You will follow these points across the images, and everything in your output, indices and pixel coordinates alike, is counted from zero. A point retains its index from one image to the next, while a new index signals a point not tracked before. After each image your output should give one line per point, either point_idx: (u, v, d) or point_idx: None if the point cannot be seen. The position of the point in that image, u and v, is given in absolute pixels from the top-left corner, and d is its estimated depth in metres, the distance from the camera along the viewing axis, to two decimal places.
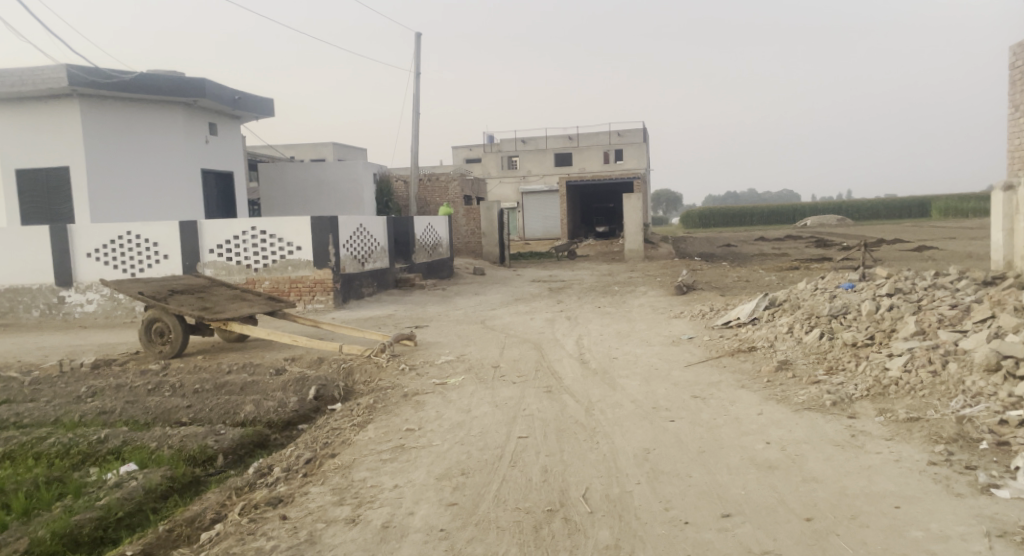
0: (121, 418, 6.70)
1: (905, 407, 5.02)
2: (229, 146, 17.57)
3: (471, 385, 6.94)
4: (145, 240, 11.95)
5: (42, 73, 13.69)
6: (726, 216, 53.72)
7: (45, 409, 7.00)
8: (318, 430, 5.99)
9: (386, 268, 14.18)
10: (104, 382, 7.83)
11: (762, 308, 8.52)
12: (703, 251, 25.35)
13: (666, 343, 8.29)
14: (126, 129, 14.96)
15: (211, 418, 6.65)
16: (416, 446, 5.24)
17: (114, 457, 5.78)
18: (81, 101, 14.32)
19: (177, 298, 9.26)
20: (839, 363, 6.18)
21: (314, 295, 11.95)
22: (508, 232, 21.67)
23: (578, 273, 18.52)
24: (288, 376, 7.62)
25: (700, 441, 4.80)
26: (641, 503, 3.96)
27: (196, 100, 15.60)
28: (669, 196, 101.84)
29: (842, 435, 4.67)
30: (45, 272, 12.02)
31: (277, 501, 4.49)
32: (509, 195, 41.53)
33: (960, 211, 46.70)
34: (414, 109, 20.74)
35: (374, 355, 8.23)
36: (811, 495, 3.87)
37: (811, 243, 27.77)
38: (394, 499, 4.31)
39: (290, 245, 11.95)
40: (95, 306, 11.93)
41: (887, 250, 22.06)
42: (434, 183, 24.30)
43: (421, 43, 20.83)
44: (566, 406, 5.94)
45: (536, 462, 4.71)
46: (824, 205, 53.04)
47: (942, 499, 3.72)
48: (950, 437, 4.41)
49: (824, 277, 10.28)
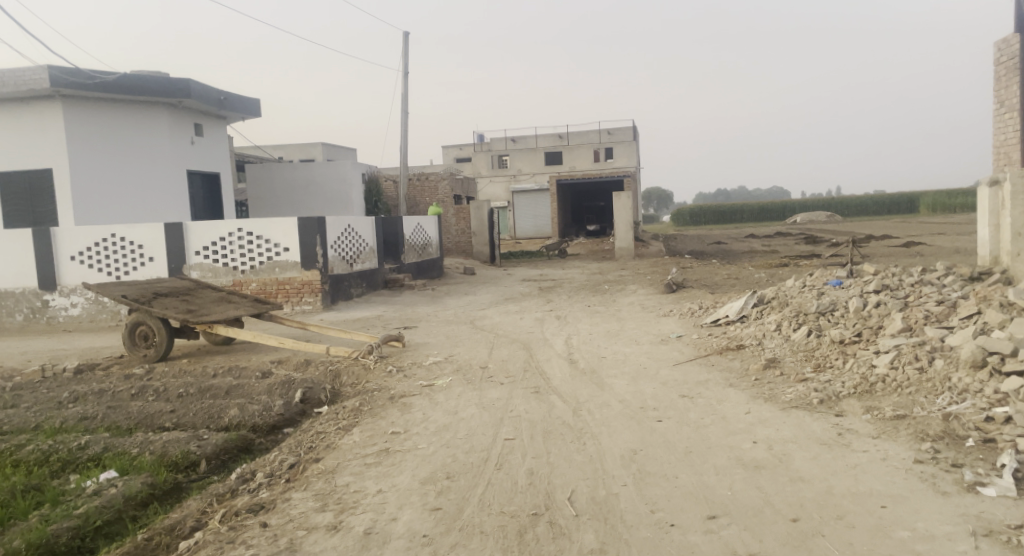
0: (103, 424, 6.60)
1: (892, 404, 4.99)
2: (216, 146, 17.43)
3: (459, 387, 6.87)
4: (130, 243, 11.83)
5: (24, 74, 13.52)
6: (717, 214, 53.82)
7: (25, 415, 6.88)
8: (302, 434, 5.91)
9: (375, 269, 14.09)
10: (87, 388, 7.72)
11: (750, 305, 8.50)
12: (694, 248, 25.36)
13: (655, 342, 8.25)
14: (110, 130, 14.80)
15: (195, 422, 6.56)
16: (401, 450, 5.18)
17: (94, 464, 5.69)
18: (63, 103, 14.15)
19: (161, 301, 9.15)
20: (826, 361, 6.15)
21: (302, 296, 11.86)
22: (498, 231, 21.57)
23: (568, 272, 18.48)
24: (274, 380, 7.53)
25: (688, 442, 4.76)
26: (627, 506, 3.91)
27: (180, 101, 15.46)
28: (660, 194, 101.98)
29: (829, 434, 4.64)
30: (28, 275, 11.86)
31: (258, 508, 4.43)
32: (499, 194, 41.46)
33: (948, 207, 47.02)
34: (402, 109, 20.63)
35: (362, 356, 8.14)
36: (798, 495, 3.84)
37: (800, 240, 27.82)
38: (377, 505, 4.25)
39: (277, 247, 11.85)
40: (80, 309, 11.80)
41: (876, 246, 22.15)
42: (424, 183, 24.15)
43: (409, 42, 20.71)
44: (554, 407, 5.89)
45: (522, 464, 4.66)
46: (814, 202, 53.29)
47: (928, 498, 3.69)
48: (937, 435, 4.38)
49: (812, 273, 10.28)
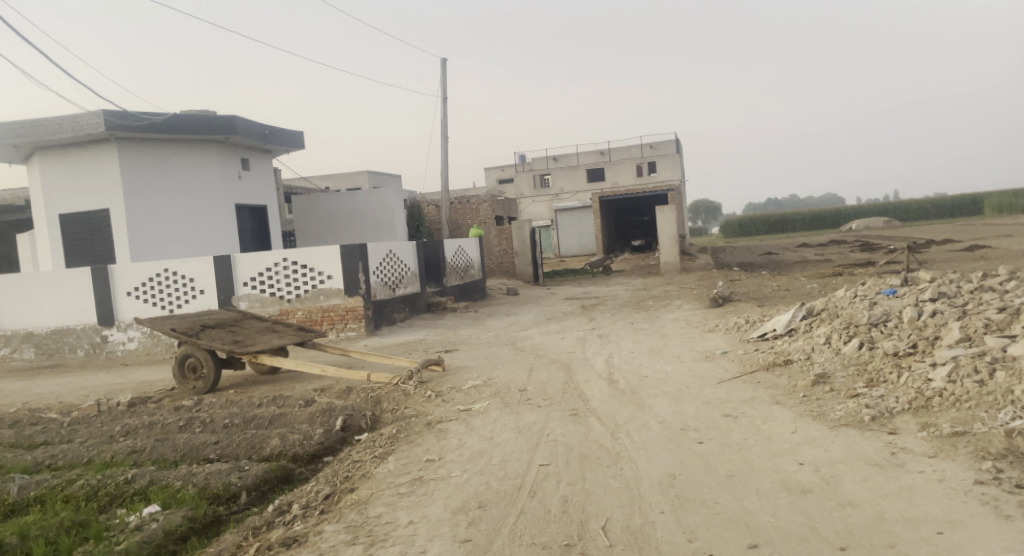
0: (150, 457, 6.67)
1: (950, 420, 4.67)
2: (263, 179, 17.83)
3: (496, 411, 6.78)
4: (182, 276, 12.13)
5: (80, 119, 14.01)
6: (766, 224, 52.92)
7: (79, 449, 7.02)
8: (339, 463, 5.87)
9: (418, 293, 14.14)
10: (138, 421, 7.86)
11: (799, 318, 8.19)
12: (744, 260, 24.78)
13: (699, 359, 7.99)
14: (160, 168, 15.27)
15: (237, 453, 6.58)
16: (434, 478, 5.09)
17: (140, 498, 5.76)
18: (117, 144, 14.68)
19: (209, 333, 9.30)
20: (879, 375, 5.83)
21: (346, 323, 11.98)
22: (541, 251, 21.49)
23: (613, 289, 18.23)
24: (315, 408, 7.52)
25: (730, 465, 4.54)
26: (663, 535, 3.73)
27: (228, 137, 15.85)
28: (707, 205, 100.73)
29: (881, 454, 4.37)
30: (88, 312, 12.27)
31: (292, 541, 4.41)
32: (542, 213, 41.41)
33: (1014, 207, 45.10)
34: (443, 134, 20.82)
35: (402, 382, 8.09)
36: (846, 521, 3.60)
37: (854, 248, 26.90)
38: (407, 537, 4.17)
39: (320, 275, 12.00)
40: (136, 343, 12.13)
41: (937, 251, 21.31)
42: (465, 206, 24.24)
43: (448, 70, 20.89)
44: (591, 430, 5.73)
45: (556, 492, 4.51)
46: (870, 208, 51.84)
47: (990, 523, 3.41)
48: (999, 453, 4.07)
49: (866, 282, 9.87)
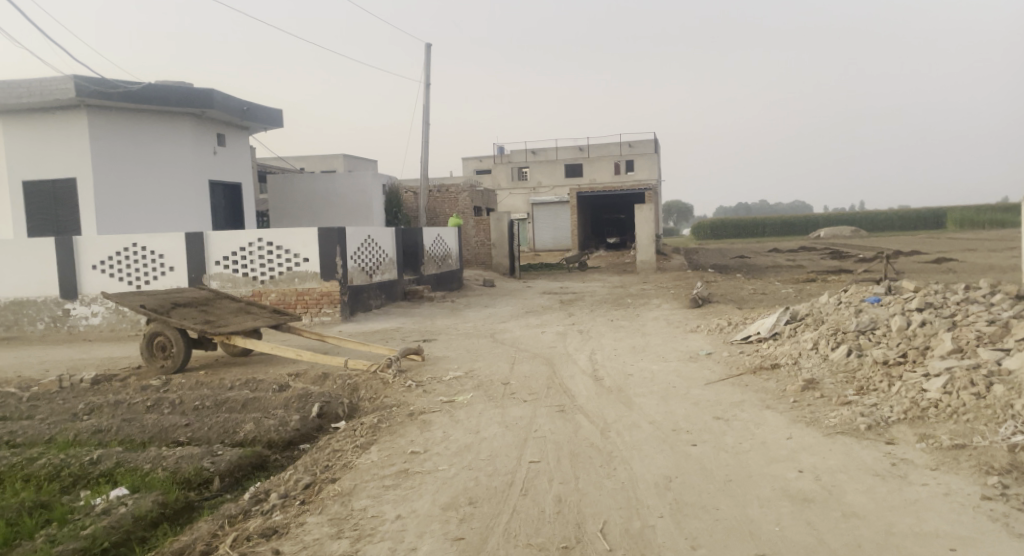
0: (116, 438, 6.39)
1: (948, 433, 4.65)
2: (239, 156, 17.37)
3: (480, 404, 6.63)
4: (151, 252, 11.74)
5: (51, 84, 13.51)
6: (737, 227, 53.41)
7: (40, 427, 6.69)
8: (318, 451, 5.67)
9: (394, 281, 13.90)
10: (103, 399, 7.54)
11: (783, 322, 8.17)
12: (718, 262, 24.98)
13: (684, 359, 7.93)
14: (133, 139, 14.78)
15: (210, 437, 6.33)
16: (421, 472, 4.93)
17: (105, 480, 5.49)
18: (88, 111, 14.16)
19: (180, 311, 8.97)
20: (870, 383, 5.82)
21: (321, 307, 11.70)
22: (518, 244, 21.30)
23: (589, 285, 18.14)
24: (290, 393, 7.28)
25: (727, 469, 4.46)
26: (664, 540, 3.63)
27: (205, 111, 15.40)
28: (679, 206, 101.52)
29: (882, 465, 4.32)
30: (49, 284, 11.79)
31: (271, 532, 4.22)
32: (518, 206, 41.21)
33: (976, 222, 46.46)
34: (424, 120, 20.53)
35: (380, 370, 7.85)
36: (855, 534, 3.53)
37: (826, 254, 27.30)
38: (395, 533, 4.00)
39: (296, 257, 11.70)
40: (101, 318, 11.71)
41: (906, 261, 21.73)
42: (444, 194, 24.00)
43: (432, 56, 20.57)
44: (580, 427, 5.63)
45: (549, 491, 4.39)
46: (838, 217, 52.77)
47: (1002, 541, 3.37)
48: (1004, 468, 4.05)
49: (847, 289, 9.87)
